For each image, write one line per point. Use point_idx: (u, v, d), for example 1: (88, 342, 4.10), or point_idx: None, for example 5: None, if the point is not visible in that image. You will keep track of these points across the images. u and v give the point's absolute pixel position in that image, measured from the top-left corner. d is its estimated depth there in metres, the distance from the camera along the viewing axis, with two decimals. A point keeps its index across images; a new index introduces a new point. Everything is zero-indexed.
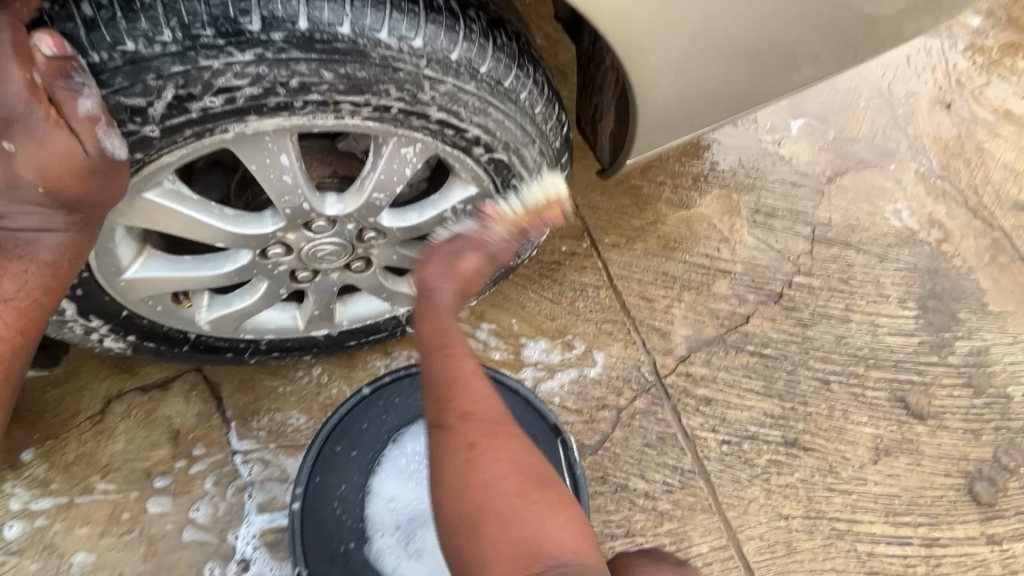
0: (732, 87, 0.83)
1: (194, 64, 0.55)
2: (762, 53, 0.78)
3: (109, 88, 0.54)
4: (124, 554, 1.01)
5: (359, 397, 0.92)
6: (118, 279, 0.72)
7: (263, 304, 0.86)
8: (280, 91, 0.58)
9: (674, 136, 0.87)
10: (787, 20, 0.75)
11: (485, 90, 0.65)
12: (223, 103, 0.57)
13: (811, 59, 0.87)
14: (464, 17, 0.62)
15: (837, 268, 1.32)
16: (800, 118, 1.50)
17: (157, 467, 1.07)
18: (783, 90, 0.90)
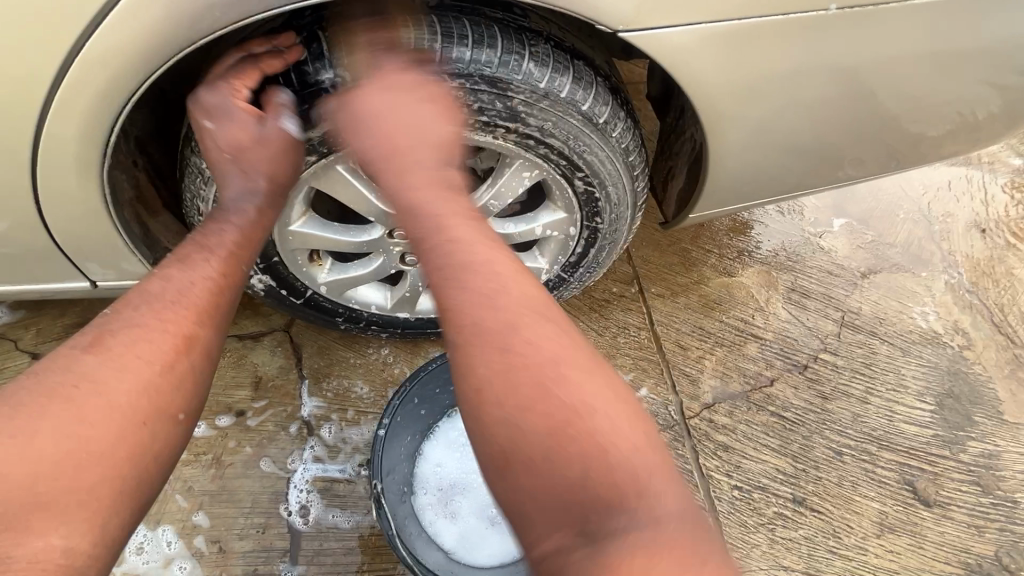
0: (787, 173, 1.02)
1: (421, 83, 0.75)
2: (821, 147, 0.97)
3: (361, 89, 0.74)
4: (196, 472, 1.16)
5: (441, 359, 1.06)
6: (284, 230, 0.91)
7: (373, 276, 1.05)
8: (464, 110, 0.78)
9: (734, 201, 1.06)
10: (839, 128, 0.94)
11: (608, 139, 0.85)
12: None
13: (855, 161, 1.04)
14: (597, 81, 0.82)
15: (862, 353, 1.44)
16: (843, 218, 1.66)
17: (237, 404, 1.23)
18: (828, 181, 1.08)
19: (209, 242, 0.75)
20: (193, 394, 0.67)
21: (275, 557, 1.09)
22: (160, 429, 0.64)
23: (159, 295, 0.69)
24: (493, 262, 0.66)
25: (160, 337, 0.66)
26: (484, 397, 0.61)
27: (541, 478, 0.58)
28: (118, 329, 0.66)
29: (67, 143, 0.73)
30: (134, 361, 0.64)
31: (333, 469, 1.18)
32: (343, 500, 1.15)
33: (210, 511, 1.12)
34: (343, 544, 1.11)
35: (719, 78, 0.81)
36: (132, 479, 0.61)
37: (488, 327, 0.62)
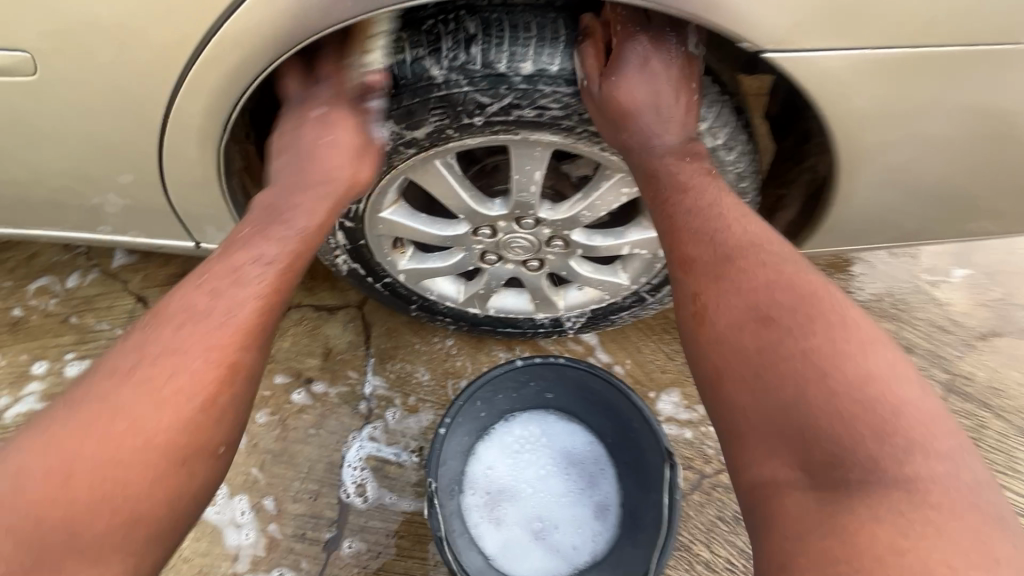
0: (914, 220, 0.90)
1: (536, 87, 0.72)
2: (963, 196, 0.85)
3: (472, 87, 0.71)
4: (262, 431, 1.22)
5: (510, 366, 1.01)
6: (373, 216, 0.91)
7: (450, 270, 1.05)
8: (574, 118, 0.75)
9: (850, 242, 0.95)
10: (989, 176, 0.82)
11: (725, 163, 0.80)
12: (534, 116, 0.74)
13: (998, 215, 0.91)
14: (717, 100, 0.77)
15: (968, 425, 1.28)
16: (965, 268, 1.48)
17: (306, 371, 1.29)
18: (961, 233, 0.95)
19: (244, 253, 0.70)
20: (232, 424, 0.65)
21: (323, 525, 1.13)
22: (198, 466, 0.62)
23: (190, 312, 0.65)
24: (721, 215, 0.68)
25: (208, 360, 0.63)
26: (706, 320, 0.62)
27: (738, 393, 0.57)
28: (155, 356, 0.63)
29: (193, 114, 0.77)
30: (168, 395, 0.61)
31: (387, 451, 1.20)
32: (393, 482, 1.17)
33: (271, 469, 1.18)
34: (387, 525, 1.14)
35: (863, 105, 0.72)
36: (159, 518, 0.59)
37: (719, 253, 0.65)
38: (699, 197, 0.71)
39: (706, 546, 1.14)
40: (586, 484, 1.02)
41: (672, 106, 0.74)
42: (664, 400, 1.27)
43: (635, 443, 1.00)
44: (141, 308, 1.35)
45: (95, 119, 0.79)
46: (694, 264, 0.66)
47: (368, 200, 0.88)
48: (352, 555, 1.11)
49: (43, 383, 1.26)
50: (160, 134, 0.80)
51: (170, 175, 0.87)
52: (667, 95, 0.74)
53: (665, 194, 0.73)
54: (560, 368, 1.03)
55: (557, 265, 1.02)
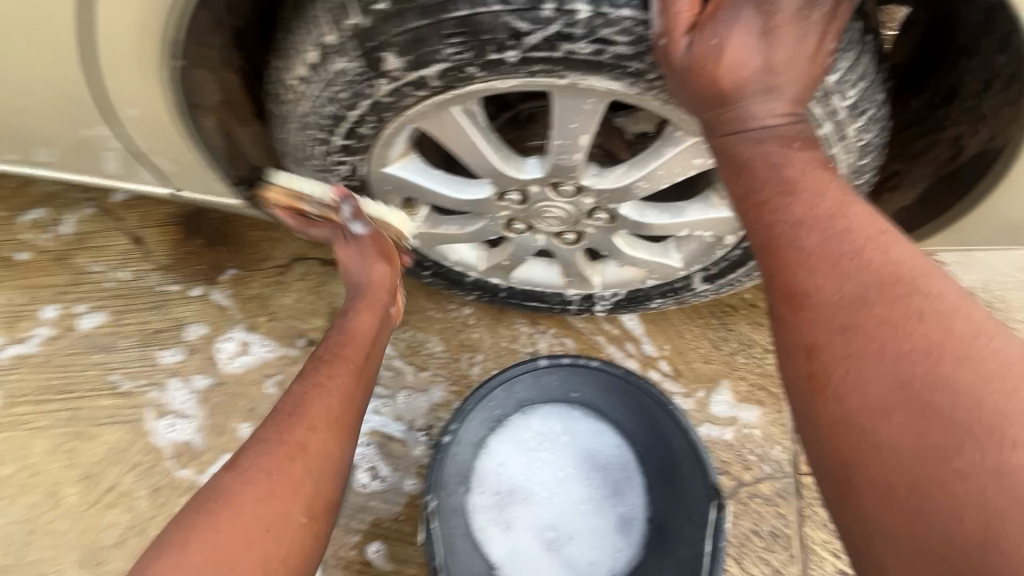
0: None
1: (598, 10, 0.52)
2: None
3: (508, 6, 0.52)
4: (262, 394, 1.13)
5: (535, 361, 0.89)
6: (379, 171, 0.74)
7: (470, 237, 0.88)
8: (646, 59, 0.54)
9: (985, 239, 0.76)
10: None
11: (854, 129, 0.58)
12: (590, 53, 0.54)
13: None
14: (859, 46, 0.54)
15: None
16: None
17: (310, 333, 1.18)
18: None
19: (315, 389, 0.70)
20: (314, 497, 0.63)
21: None
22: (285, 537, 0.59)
23: (275, 437, 0.64)
24: (853, 233, 0.46)
25: (279, 498, 0.60)
26: (824, 385, 0.44)
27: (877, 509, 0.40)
28: (249, 468, 0.61)
29: (147, 21, 0.60)
30: (254, 519, 0.58)
31: (393, 427, 1.10)
32: (397, 461, 1.08)
33: None
34: (388, 506, 1.06)
35: None
36: None
37: (857, 278, 0.44)
38: (814, 203, 0.48)
39: (736, 560, 1.03)
40: (611, 494, 0.90)
41: (795, 63, 0.50)
42: (717, 402, 1.12)
43: (673, 457, 0.88)
44: (137, 250, 1.24)
45: (32, 26, 0.63)
46: (809, 302, 0.46)
47: (372, 153, 0.70)
48: (351, 535, 1.04)
49: (45, 326, 1.18)
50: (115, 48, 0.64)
51: (134, 103, 0.71)
52: (790, 46, 0.50)
53: (765, 197, 0.50)
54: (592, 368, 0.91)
55: (597, 240, 0.85)
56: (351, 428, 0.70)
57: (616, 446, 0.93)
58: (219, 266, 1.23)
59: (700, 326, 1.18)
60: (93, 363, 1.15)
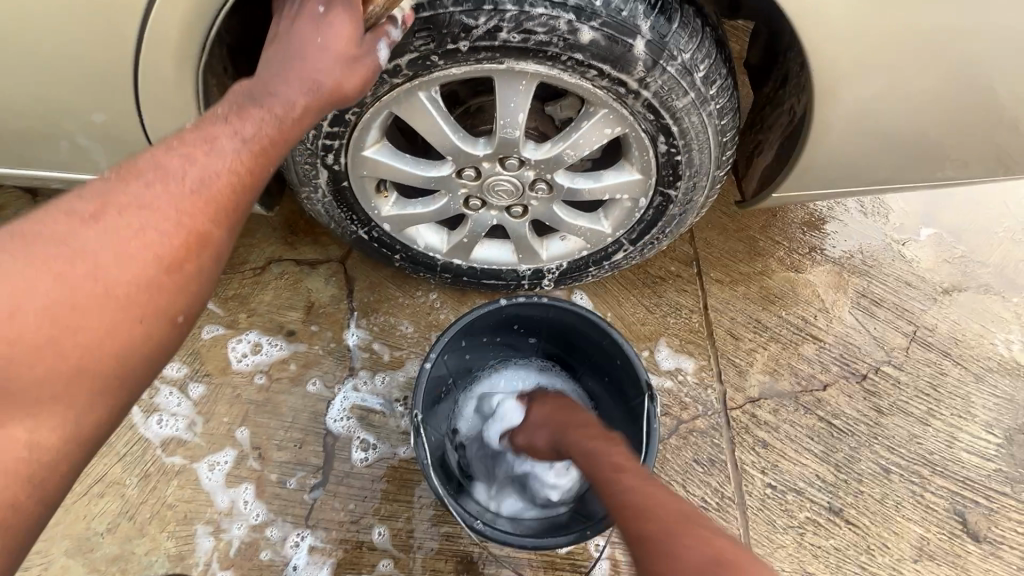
0: (878, 168, 0.94)
1: (522, 9, 0.72)
2: (919, 145, 0.89)
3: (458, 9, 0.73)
4: (246, 380, 1.21)
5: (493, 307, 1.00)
6: (358, 154, 0.91)
7: (434, 216, 1.05)
8: (559, 44, 0.75)
9: (819, 189, 0.99)
10: (945, 122, 0.85)
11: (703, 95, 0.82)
12: (519, 41, 0.75)
13: (954, 164, 0.95)
14: (702, 34, 0.80)
15: (930, 372, 1.34)
16: (931, 227, 1.54)
17: (289, 324, 1.28)
18: (917, 182, 0.99)
19: (235, 123, 0.70)
20: (194, 297, 0.68)
21: (309, 471, 1.14)
22: (158, 331, 0.65)
23: (173, 178, 0.66)
24: None
25: (168, 233, 0.64)
26: None
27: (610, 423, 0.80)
28: (123, 209, 0.63)
29: (169, 33, 0.76)
30: (166, 244, 0.64)
31: (372, 401, 1.21)
32: (377, 430, 1.19)
33: (254, 419, 1.18)
34: (371, 471, 1.15)
35: (840, 36, 0.74)
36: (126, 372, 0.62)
37: None
38: None
39: (682, 485, 1.19)
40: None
41: None
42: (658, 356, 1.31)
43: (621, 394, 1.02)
44: None
45: (66, 41, 0.77)
46: None
47: (353, 135, 0.88)
48: (339, 500, 1.12)
49: None
50: (138, 57, 0.79)
51: (147, 104, 0.85)
52: None
53: None
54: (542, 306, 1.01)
55: (541, 210, 1.03)
56: (267, 160, 0.71)
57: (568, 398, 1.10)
58: None
59: (636, 296, 1.37)
60: None
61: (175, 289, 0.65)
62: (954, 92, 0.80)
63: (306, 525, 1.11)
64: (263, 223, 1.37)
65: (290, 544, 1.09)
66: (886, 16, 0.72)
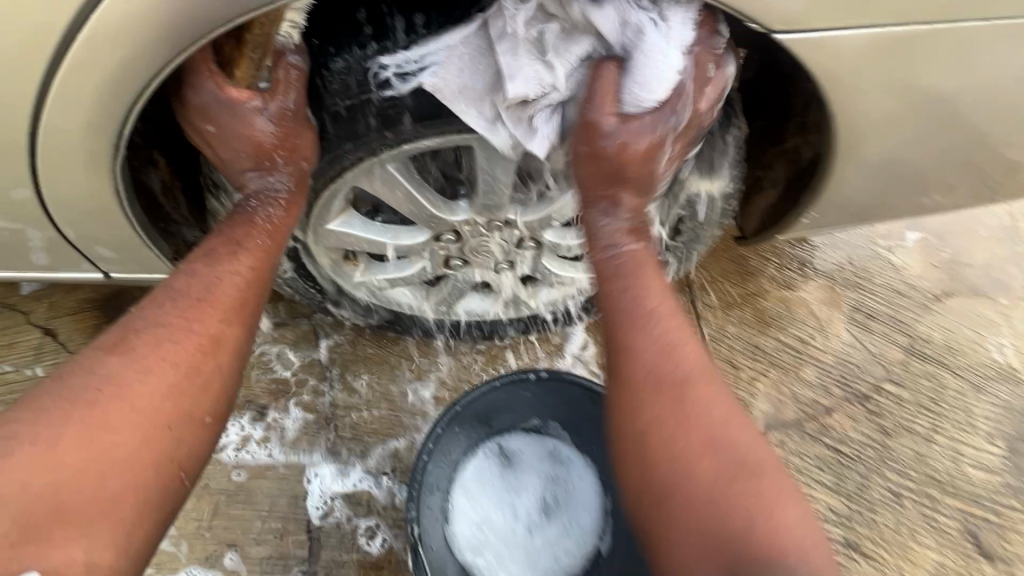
0: (882, 202, 0.89)
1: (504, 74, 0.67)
2: (924, 179, 0.85)
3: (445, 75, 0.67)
4: (213, 469, 1.09)
5: (489, 384, 0.97)
6: (322, 229, 0.83)
7: (411, 279, 0.94)
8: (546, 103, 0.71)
9: (821, 224, 0.94)
10: (949, 156, 0.81)
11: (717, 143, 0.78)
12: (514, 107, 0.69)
13: (944, 188, 0.89)
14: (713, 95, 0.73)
15: (929, 386, 1.32)
16: (916, 231, 1.52)
17: (257, 397, 1.15)
18: (909, 211, 0.94)
19: (234, 233, 0.72)
20: (222, 396, 0.65)
21: (293, 566, 1.03)
22: (188, 433, 0.62)
23: (183, 292, 0.66)
24: (651, 323, 0.73)
25: (186, 341, 0.64)
26: (641, 430, 0.70)
27: (655, 467, 0.68)
28: (144, 330, 0.63)
29: (69, 125, 0.64)
30: (172, 361, 0.63)
31: (357, 476, 1.11)
32: (366, 509, 1.08)
33: (226, 512, 1.06)
34: (363, 558, 1.05)
35: (857, 78, 0.69)
36: (155, 500, 0.58)
37: (645, 342, 0.73)
38: (655, 303, 0.74)
39: None
40: (585, 511, 0.97)
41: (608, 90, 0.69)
42: None
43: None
44: (49, 341, 1.17)
45: None
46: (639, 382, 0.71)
47: (312, 213, 0.80)
48: None
49: None
50: (37, 153, 0.67)
51: (51, 195, 0.72)
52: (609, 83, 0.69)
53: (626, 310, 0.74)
54: (538, 379, 0.98)
55: (529, 265, 0.94)
56: (274, 251, 0.73)
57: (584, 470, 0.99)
58: None
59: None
60: None
61: (206, 393, 0.64)
62: (961, 127, 0.76)
63: None
64: None
65: None
66: (906, 57, 0.67)
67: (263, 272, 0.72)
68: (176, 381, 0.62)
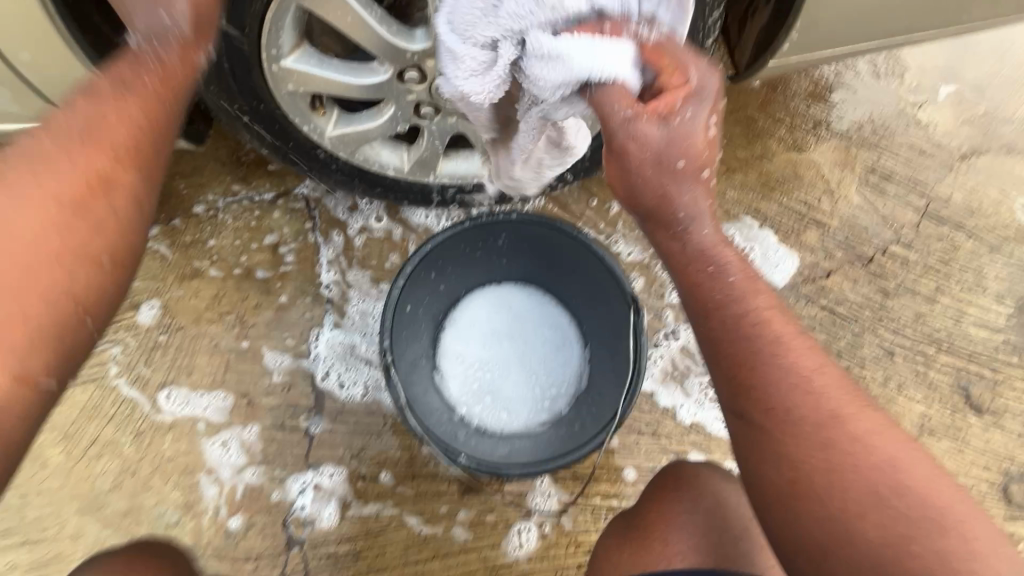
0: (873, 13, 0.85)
1: None
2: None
3: None
4: (220, 330, 1.16)
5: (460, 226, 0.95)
6: (276, 65, 0.80)
7: (383, 131, 0.91)
8: None
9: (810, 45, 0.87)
10: None
11: None
12: None
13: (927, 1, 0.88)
14: None
15: (942, 248, 1.26)
16: (952, 84, 1.37)
17: (256, 265, 1.20)
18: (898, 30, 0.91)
19: (123, 69, 0.66)
20: (122, 242, 0.65)
21: (301, 412, 1.12)
22: (81, 272, 0.62)
23: (61, 128, 0.63)
24: (787, 382, 0.64)
25: (68, 177, 0.61)
26: (799, 488, 0.63)
27: (801, 514, 0.63)
28: (14, 164, 0.60)
29: None
30: (49, 201, 0.60)
31: (353, 337, 1.17)
32: (363, 365, 1.15)
33: (237, 367, 1.15)
34: (363, 406, 1.13)
35: None
36: (56, 355, 0.60)
37: (767, 377, 0.64)
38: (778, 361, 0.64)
39: (680, 388, 1.16)
40: (565, 350, 1.04)
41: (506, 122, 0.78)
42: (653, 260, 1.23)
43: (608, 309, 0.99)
44: None
45: None
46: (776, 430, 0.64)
47: (264, 41, 0.77)
48: (334, 434, 1.11)
49: None
50: None
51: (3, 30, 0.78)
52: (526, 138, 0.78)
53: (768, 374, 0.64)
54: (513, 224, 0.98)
55: None
56: (167, 93, 0.68)
57: (565, 324, 1.06)
58: None
59: None
60: None
61: (97, 240, 0.63)
62: None
63: (307, 466, 1.10)
64: (210, 159, 1.25)
65: (297, 484, 1.09)
66: None
67: (160, 124, 0.67)
68: (56, 226, 0.60)
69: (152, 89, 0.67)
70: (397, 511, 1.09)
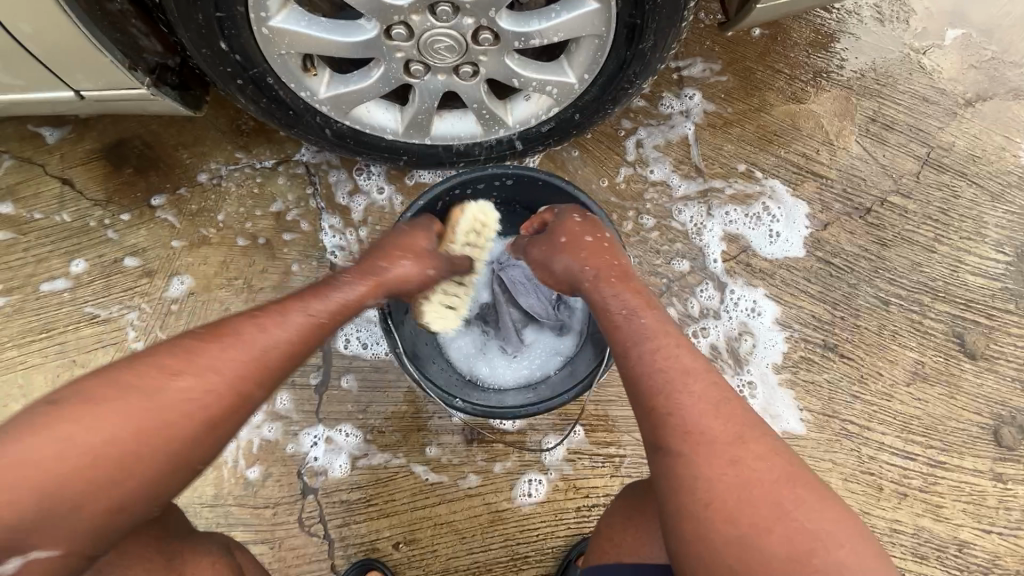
0: None
1: None
2: None
3: None
4: (230, 295, 1.21)
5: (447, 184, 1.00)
6: (265, 26, 0.81)
7: (375, 90, 0.93)
8: None
9: None
10: None
11: None
12: None
13: None
14: None
15: (942, 197, 1.25)
16: (959, 28, 1.33)
17: (260, 231, 1.24)
18: None
19: (312, 304, 0.79)
20: (216, 448, 0.68)
21: (310, 370, 1.17)
22: (181, 474, 0.66)
23: (241, 342, 0.71)
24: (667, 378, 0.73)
25: (217, 389, 0.67)
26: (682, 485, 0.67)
27: (689, 504, 0.66)
28: (193, 358, 0.68)
29: None
30: (191, 401, 0.66)
31: None
32: (368, 325, 1.20)
33: None
34: (369, 364, 1.18)
35: None
36: (154, 485, 0.63)
37: (652, 376, 0.74)
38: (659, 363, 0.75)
39: None
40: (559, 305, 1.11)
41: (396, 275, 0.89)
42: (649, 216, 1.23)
43: None
44: (69, 190, 1.26)
45: None
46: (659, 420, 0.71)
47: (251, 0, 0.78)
48: (342, 390, 1.17)
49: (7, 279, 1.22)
50: None
51: None
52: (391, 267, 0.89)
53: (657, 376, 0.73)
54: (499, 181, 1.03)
55: (492, 68, 0.90)
56: (319, 335, 0.78)
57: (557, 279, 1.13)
58: (152, 191, 1.26)
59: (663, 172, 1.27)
60: (64, 302, 1.21)
61: (217, 425, 0.67)
62: None
63: (318, 421, 1.16)
64: (211, 128, 1.27)
65: (309, 439, 1.15)
66: None
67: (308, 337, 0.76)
68: (190, 439, 0.65)
69: (311, 322, 0.77)
70: (404, 461, 1.15)
